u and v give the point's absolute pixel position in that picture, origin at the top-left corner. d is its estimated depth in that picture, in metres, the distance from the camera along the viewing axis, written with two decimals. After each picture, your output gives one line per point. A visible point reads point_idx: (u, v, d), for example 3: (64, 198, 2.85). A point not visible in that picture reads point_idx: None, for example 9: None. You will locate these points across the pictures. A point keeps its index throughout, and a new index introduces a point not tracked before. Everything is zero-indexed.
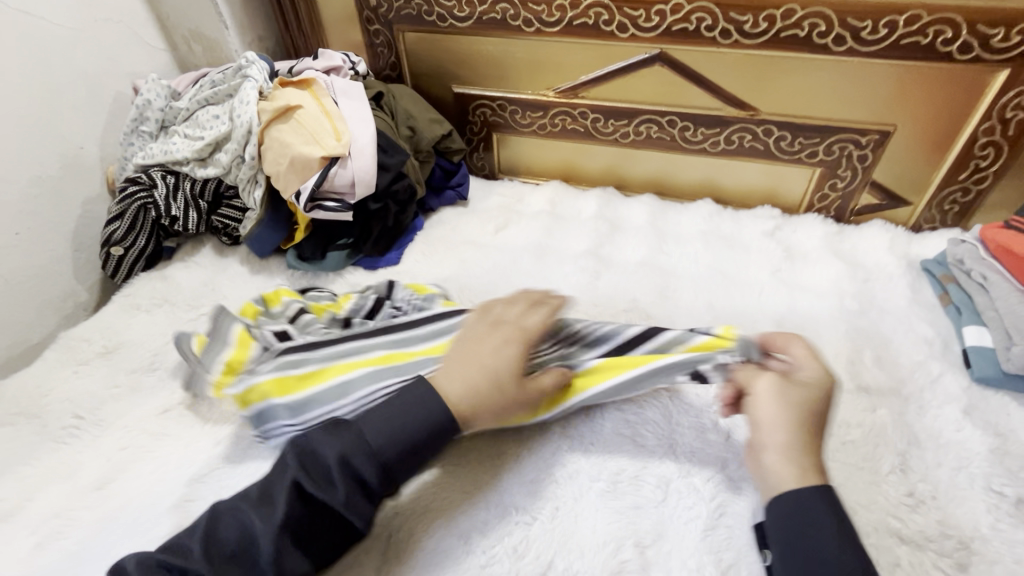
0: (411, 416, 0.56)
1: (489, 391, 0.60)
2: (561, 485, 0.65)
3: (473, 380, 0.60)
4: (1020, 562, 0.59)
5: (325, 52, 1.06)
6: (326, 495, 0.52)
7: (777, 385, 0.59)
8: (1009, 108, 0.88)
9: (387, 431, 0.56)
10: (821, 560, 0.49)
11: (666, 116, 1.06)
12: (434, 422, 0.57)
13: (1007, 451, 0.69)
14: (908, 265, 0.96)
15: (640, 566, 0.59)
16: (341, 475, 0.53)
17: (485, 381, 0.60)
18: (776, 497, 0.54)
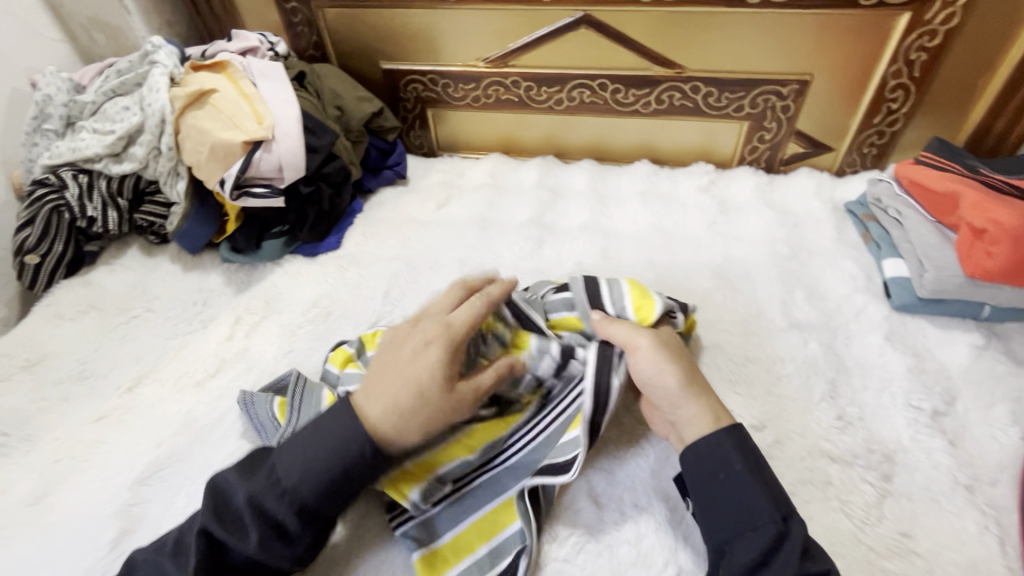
0: (321, 450, 0.55)
1: (411, 406, 0.56)
2: None
3: (395, 397, 0.57)
4: (936, 467, 0.64)
5: (239, 33, 1.01)
6: (235, 542, 0.52)
7: (650, 349, 0.61)
8: (913, 50, 0.92)
9: (306, 479, 0.54)
10: (738, 502, 0.53)
11: (597, 79, 1.06)
12: (345, 457, 0.54)
13: (924, 369, 0.74)
14: (833, 208, 1.01)
15: (596, 513, 0.61)
16: (251, 525, 0.52)
17: (408, 394, 0.56)
18: (692, 447, 0.57)
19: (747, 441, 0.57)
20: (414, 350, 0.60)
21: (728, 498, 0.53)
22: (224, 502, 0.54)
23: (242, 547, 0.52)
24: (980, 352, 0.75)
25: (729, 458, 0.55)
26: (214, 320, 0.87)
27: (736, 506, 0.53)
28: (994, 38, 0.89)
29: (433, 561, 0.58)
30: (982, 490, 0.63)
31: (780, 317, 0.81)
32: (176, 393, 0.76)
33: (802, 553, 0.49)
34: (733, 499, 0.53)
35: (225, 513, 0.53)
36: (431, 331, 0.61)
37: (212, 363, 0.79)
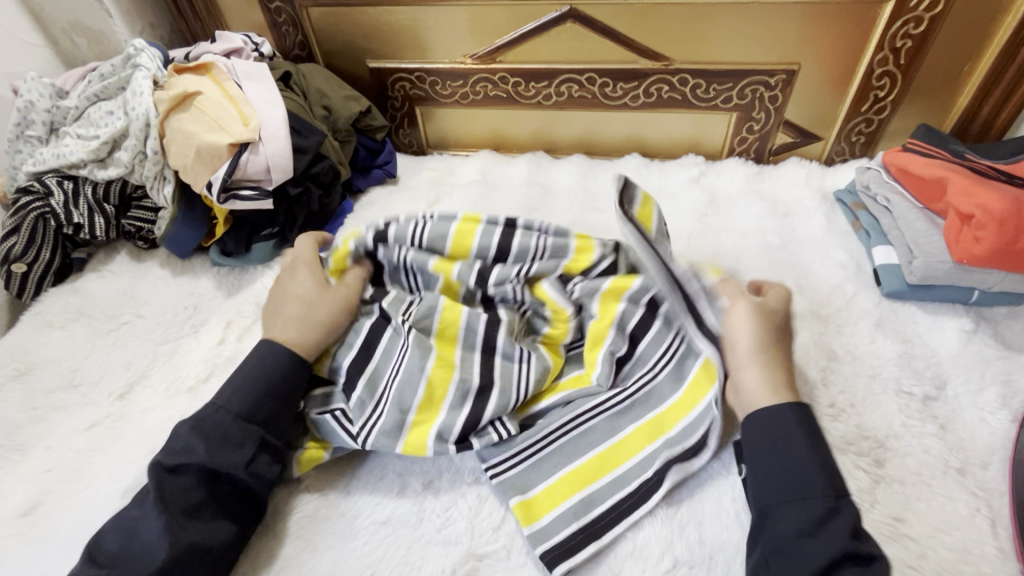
0: (244, 371, 0.63)
1: (301, 313, 0.67)
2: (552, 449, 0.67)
3: (292, 317, 0.67)
4: (927, 452, 0.64)
5: (223, 34, 1.00)
6: (186, 460, 0.57)
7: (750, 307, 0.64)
8: (899, 38, 0.92)
9: (238, 393, 0.61)
10: (791, 467, 0.54)
11: (585, 74, 1.06)
12: (263, 365, 0.63)
13: (914, 355, 0.75)
14: (823, 197, 1.01)
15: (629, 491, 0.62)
16: (195, 445, 0.58)
17: (297, 308, 0.67)
18: (764, 411, 0.58)
19: (814, 423, 0.57)
20: (285, 283, 0.72)
21: (784, 468, 0.54)
22: (175, 440, 0.59)
23: (191, 463, 0.57)
24: (970, 336, 0.76)
25: (791, 430, 0.56)
26: (204, 324, 0.87)
27: (792, 474, 0.54)
28: (978, 24, 0.89)
29: (529, 508, 0.61)
30: (973, 473, 0.63)
31: None
32: (168, 398, 0.76)
33: (852, 532, 0.50)
34: (786, 466, 0.54)
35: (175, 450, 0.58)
36: (291, 265, 0.74)
37: (204, 367, 0.79)
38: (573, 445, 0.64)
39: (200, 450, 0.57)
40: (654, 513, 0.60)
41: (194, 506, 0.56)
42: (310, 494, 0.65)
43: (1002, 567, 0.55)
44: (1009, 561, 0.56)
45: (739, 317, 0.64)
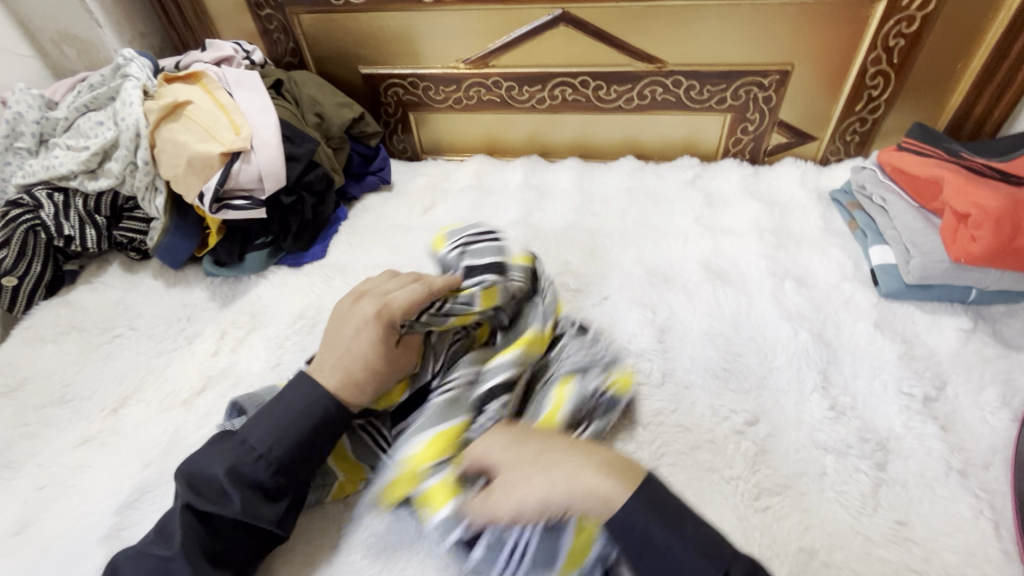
0: (288, 412, 0.57)
1: (354, 367, 0.61)
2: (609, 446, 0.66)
3: (342, 366, 0.61)
4: (930, 454, 0.64)
5: (213, 42, 0.99)
6: (220, 510, 0.53)
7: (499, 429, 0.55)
8: (891, 37, 0.92)
9: (280, 441, 0.56)
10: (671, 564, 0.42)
11: (579, 77, 1.06)
12: (316, 416, 0.58)
13: (914, 355, 0.74)
14: (818, 196, 1.01)
15: None
16: (230, 487, 0.54)
17: (352, 359, 0.61)
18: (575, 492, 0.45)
19: (662, 492, 0.45)
20: (346, 310, 0.66)
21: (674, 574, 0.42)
22: (200, 479, 0.54)
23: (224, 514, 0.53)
24: (968, 335, 0.76)
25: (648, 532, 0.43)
26: (199, 335, 0.86)
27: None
28: (970, 22, 0.89)
29: None
30: (975, 474, 0.63)
31: (770, 309, 0.81)
32: (163, 411, 0.75)
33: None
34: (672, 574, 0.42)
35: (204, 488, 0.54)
36: (362, 303, 0.65)
37: (198, 380, 0.78)
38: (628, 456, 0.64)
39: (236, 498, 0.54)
40: None
41: (214, 551, 0.53)
42: (309, 509, 0.64)
43: (1006, 569, 0.55)
44: (1013, 563, 0.56)
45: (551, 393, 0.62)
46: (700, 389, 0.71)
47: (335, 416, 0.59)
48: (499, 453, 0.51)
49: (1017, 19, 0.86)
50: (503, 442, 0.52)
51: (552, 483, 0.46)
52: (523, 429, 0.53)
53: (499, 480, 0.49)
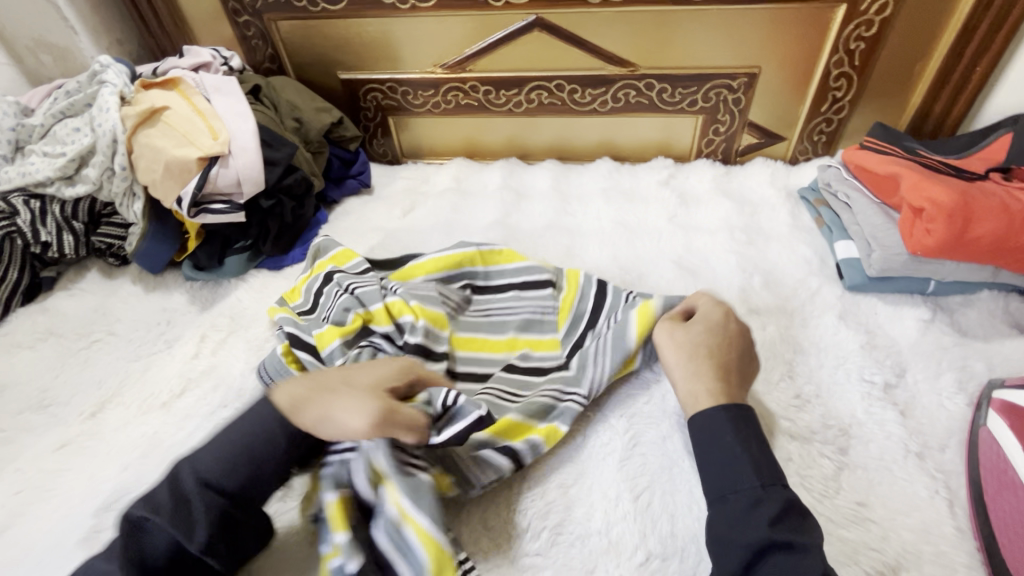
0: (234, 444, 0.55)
1: (316, 382, 0.54)
2: (580, 442, 0.68)
3: (301, 378, 0.55)
4: (890, 438, 0.67)
5: (190, 48, 1.00)
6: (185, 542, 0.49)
7: (670, 331, 0.68)
8: (852, 40, 0.96)
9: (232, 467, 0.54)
10: (723, 465, 0.56)
11: (554, 81, 1.08)
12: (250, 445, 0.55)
13: (875, 345, 0.77)
14: (787, 194, 1.04)
15: (631, 494, 0.62)
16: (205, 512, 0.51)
17: (322, 375, 0.55)
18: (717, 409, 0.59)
19: (747, 421, 0.58)
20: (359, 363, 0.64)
21: (719, 467, 0.56)
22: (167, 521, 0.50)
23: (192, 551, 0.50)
24: (927, 325, 0.79)
25: (721, 433, 0.57)
26: (179, 339, 0.86)
27: (723, 472, 0.56)
28: (925, 25, 0.93)
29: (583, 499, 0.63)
30: (932, 456, 0.66)
31: (740, 303, 0.83)
32: (142, 414, 0.75)
33: (772, 520, 0.51)
34: (718, 463, 0.56)
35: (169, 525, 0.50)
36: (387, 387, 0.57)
37: (179, 382, 0.78)
38: (598, 449, 0.67)
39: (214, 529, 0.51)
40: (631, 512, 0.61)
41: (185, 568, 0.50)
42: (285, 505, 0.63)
43: (959, 545, 0.58)
44: (966, 538, 0.58)
45: (706, 316, 0.68)
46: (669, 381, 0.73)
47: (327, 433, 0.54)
48: (702, 335, 0.66)
49: (969, 21, 0.89)
50: (701, 334, 0.66)
51: (694, 374, 0.63)
52: (703, 338, 0.66)
53: (686, 332, 0.67)
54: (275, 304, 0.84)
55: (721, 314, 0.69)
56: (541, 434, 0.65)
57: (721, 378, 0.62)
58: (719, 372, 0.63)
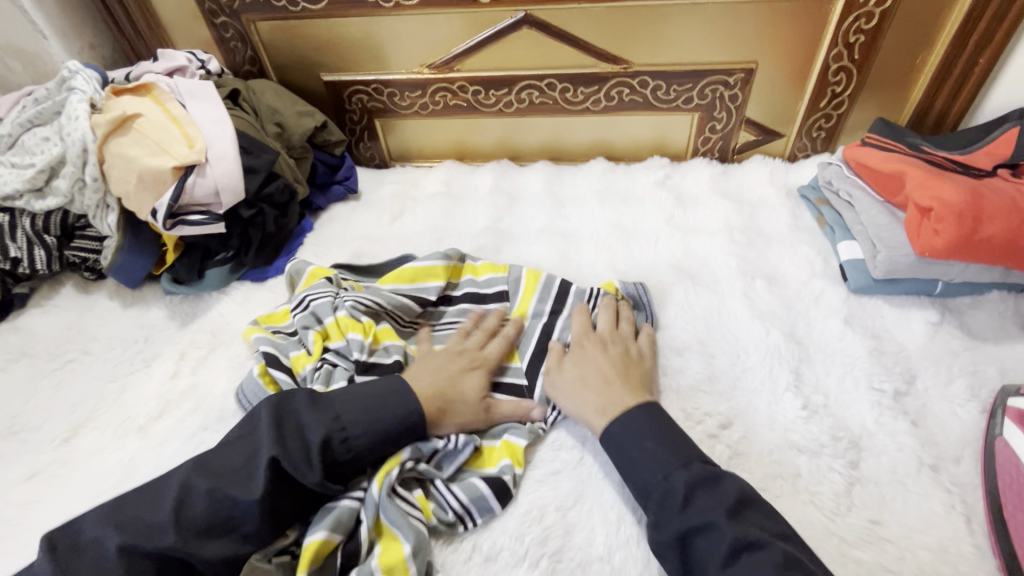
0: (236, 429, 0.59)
1: (448, 382, 0.66)
2: (583, 462, 0.65)
3: (438, 381, 0.66)
4: (902, 450, 0.64)
5: (165, 52, 0.96)
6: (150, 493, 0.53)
7: (555, 375, 0.69)
8: (851, 33, 0.93)
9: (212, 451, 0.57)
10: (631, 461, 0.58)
11: (545, 80, 1.05)
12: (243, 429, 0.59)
13: (883, 350, 0.74)
14: (787, 193, 1.01)
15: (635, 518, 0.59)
16: (203, 500, 0.53)
17: (450, 379, 0.66)
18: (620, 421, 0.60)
19: (663, 424, 0.60)
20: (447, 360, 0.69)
21: (640, 461, 0.57)
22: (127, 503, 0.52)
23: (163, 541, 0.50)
24: (936, 328, 0.76)
25: (641, 435, 0.58)
26: (157, 357, 0.82)
27: (642, 468, 0.57)
28: (928, 16, 0.90)
29: (583, 524, 0.60)
30: (947, 468, 0.63)
31: (741, 308, 0.80)
32: (118, 439, 0.72)
33: (683, 504, 0.53)
34: (636, 458, 0.58)
35: (144, 514, 0.51)
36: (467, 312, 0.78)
37: (156, 404, 0.74)
38: (600, 467, 0.64)
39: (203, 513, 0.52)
40: (633, 535, 0.58)
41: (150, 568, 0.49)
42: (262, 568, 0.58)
43: (980, 565, 0.55)
44: (986, 557, 0.56)
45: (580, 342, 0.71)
46: (671, 393, 0.70)
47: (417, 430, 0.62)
48: (578, 369, 0.67)
49: (972, 11, 0.86)
50: (581, 363, 0.68)
51: (580, 401, 0.65)
52: (582, 368, 0.67)
53: (562, 368, 0.69)
54: (251, 323, 0.80)
55: (580, 344, 0.70)
56: (508, 456, 0.64)
57: (606, 397, 0.63)
58: (616, 388, 0.64)
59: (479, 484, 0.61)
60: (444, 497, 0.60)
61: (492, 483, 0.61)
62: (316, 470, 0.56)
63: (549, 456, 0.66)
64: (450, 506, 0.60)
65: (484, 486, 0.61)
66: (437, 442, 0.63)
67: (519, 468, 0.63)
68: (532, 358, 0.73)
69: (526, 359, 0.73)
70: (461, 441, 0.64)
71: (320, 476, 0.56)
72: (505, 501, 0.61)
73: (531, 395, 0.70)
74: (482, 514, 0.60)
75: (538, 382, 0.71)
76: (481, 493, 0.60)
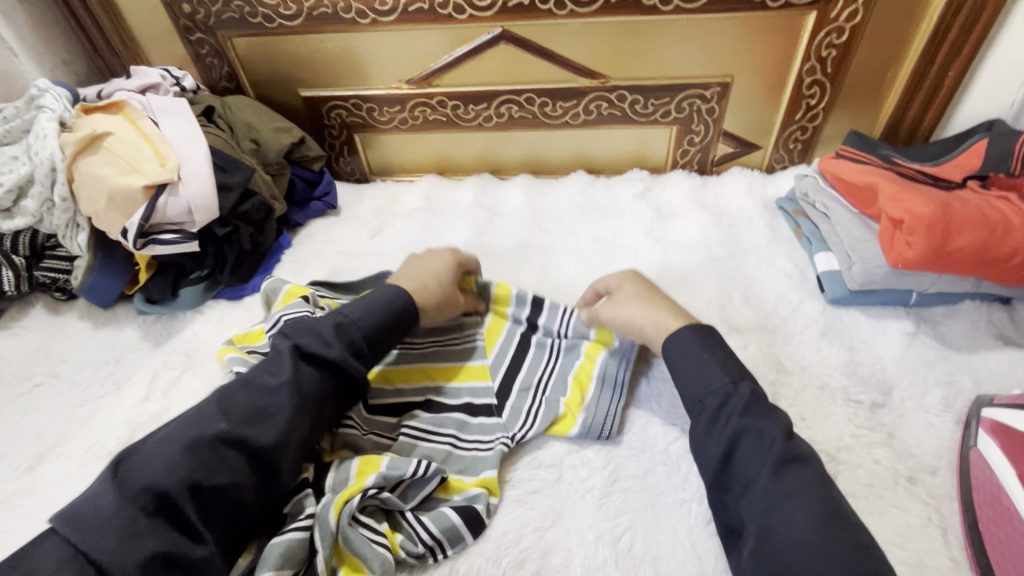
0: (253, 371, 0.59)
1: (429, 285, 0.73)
2: (563, 482, 0.64)
3: (420, 280, 0.73)
4: (879, 463, 0.64)
5: (138, 69, 0.95)
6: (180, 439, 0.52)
7: (614, 300, 0.71)
8: (823, 48, 0.95)
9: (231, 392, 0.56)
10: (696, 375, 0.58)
11: (524, 94, 1.05)
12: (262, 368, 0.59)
13: (859, 362, 0.75)
14: (765, 205, 1.02)
15: (613, 537, 0.58)
16: (244, 395, 0.56)
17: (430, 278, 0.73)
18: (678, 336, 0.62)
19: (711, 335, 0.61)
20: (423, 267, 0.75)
21: (693, 371, 0.59)
22: (150, 466, 0.50)
23: (215, 427, 0.53)
24: (911, 339, 0.76)
25: (691, 346, 0.60)
26: (128, 380, 0.80)
27: (694, 380, 0.58)
28: (896, 31, 0.92)
29: (560, 546, 0.59)
30: (923, 480, 0.63)
31: (720, 320, 0.81)
32: (85, 466, 0.69)
33: (742, 411, 0.54)
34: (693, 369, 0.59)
35: (186, 419, 0.54)
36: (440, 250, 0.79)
37: (125, 428, 0.73)
38: (578, 488, 0.63)
39: (243, 404, 0.55)
40: (610, 555, 0.57)
41: (203, 458, 0.51)
42: None
43: None
44: (963, 570, 0.55)
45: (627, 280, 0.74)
46: (649, 409, 0.70)
47: (408, 315, 0.68)
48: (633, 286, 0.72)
49: (939, 27, 0.88)
50: (639, 297, 0.69)
51: (646, 314, 0.67)
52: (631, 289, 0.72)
53: (625, 298, 0.70)
54: (225, 343, 0.79)
55: (638, 275, 0.75)
56: (478, 485, 0.62)
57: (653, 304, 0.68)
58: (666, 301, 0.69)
59: (451, 514, 0.59)
60: (413, 528, 0.58)
61: (463, 512, 0.59)
62: (334, 347, 0.61)
63: (527, 478, 0.65)
64: (419, 539, 0.58)
65: (455, 515, 0.59)
66: (405, 471, 0.60)
67: (493, 497, 0.62)
68: (503, 377, 0.73)
69: (497, 379, 0.73)
70: (431, 469, 0.61)
71: (340, 350, 0.61)
72: (478, 532, 0.59)
73: (496, 415, 0.69)
74: (453, 545, 0.58)
75: (508, 400, 0.70)
76: (453, 523, 0.58)
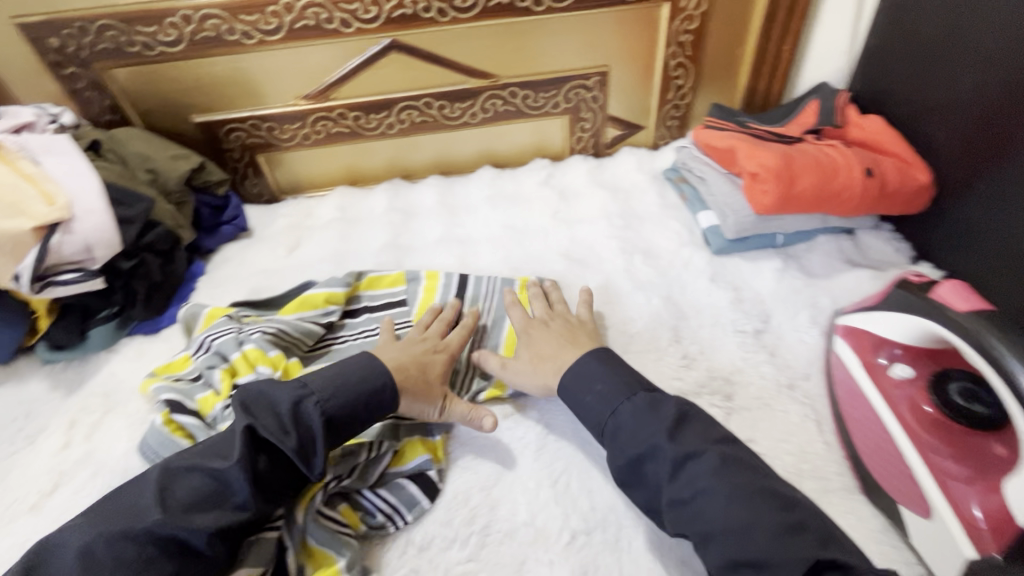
0: (197, 451, 0.57)
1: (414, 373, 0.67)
2: (503, 441, 0.70)
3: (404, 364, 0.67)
4: (765, 377, 0.75)
5: (6, 110, 0.90)
6: (108, 531, 0.50)
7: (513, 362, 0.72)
8: (680, 33, 1.07)
9: (173, 478, 0.54)
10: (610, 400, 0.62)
11: (421, 99, 1.10)
12: (207, 449, 0.57)
13: (742, 298, 0.86)
14: (653, 177, 1.13)
15: (552, 480, 0.65)
16: (189, 480, 0.54)
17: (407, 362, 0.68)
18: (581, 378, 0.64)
19: (611, 359, 0.66)
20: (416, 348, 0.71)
21: (590, 403, 0.63)
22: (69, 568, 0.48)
23: (149, 518, 0.50)
24: (781, 273, 0.89)
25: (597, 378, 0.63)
26: (43, 431, 0.76)
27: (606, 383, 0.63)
28: (736, 15, 1.06)
29: (505, 497, 0.64)
30: (801, 385, 0.74)
31: (625, 281, 0.90)
32: (6, 524, 0.66)
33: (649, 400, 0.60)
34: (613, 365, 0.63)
35: (125, 504, 0.52)
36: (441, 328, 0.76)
37: (49, 478, 0.70)
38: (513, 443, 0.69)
39: (187, 491, 0.53)
40: (550, 494, 0.64)
41: (137, 553, 0.49)
42: None
43: (830, 457, 0.67)
44: (835, 450, 0.67)
45: (528, 334, 0.74)
46: None
47: (389, 394, 0.63)
48: (534, 344, 0.72)
49: (770, 8, 1.03)
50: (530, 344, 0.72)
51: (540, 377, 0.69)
52: (540, 343, 0.72)
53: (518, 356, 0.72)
54: (149, 375, 0.78)
55: (526, 330, 0.75)
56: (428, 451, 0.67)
57: (555, 356, 0.69)
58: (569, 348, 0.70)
59: (405, 484, 0.64)
60: (370, 503, 0.63)
61: (419, 481, 0.65)
62: (292, 436, 0.56)
63: (468, 445, 0.69)
64: (377, 509, 0.63)
65: (410, 485, 0.64)
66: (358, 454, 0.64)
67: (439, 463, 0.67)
68: None
69: None
70: (383, 445, 0.66)
71: (297, 443, 0.56)
72: (432, 498, 0.64)
73: None
74: (411, 511, 0.63)
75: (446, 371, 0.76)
76: (407, 491, 0.64)
